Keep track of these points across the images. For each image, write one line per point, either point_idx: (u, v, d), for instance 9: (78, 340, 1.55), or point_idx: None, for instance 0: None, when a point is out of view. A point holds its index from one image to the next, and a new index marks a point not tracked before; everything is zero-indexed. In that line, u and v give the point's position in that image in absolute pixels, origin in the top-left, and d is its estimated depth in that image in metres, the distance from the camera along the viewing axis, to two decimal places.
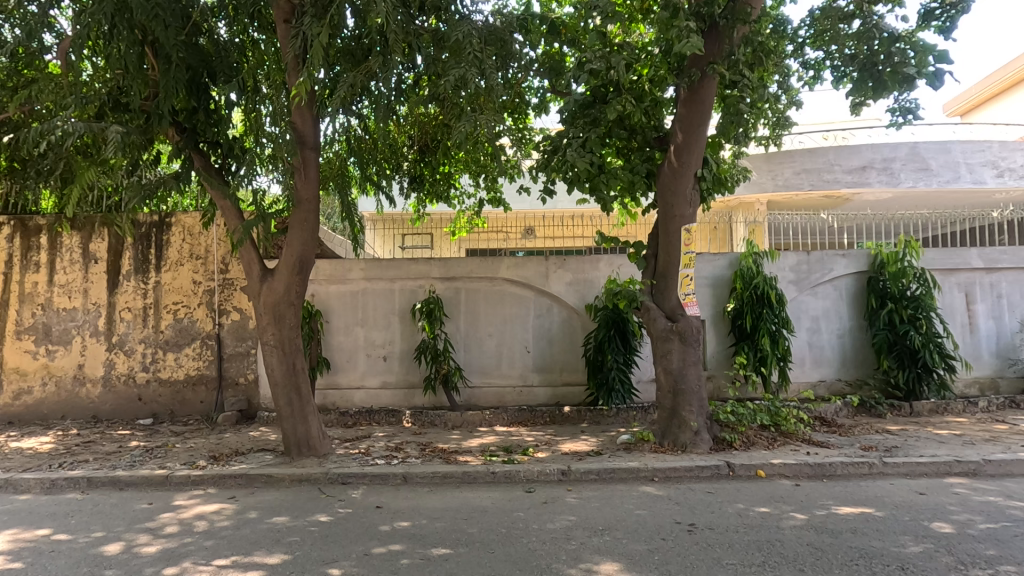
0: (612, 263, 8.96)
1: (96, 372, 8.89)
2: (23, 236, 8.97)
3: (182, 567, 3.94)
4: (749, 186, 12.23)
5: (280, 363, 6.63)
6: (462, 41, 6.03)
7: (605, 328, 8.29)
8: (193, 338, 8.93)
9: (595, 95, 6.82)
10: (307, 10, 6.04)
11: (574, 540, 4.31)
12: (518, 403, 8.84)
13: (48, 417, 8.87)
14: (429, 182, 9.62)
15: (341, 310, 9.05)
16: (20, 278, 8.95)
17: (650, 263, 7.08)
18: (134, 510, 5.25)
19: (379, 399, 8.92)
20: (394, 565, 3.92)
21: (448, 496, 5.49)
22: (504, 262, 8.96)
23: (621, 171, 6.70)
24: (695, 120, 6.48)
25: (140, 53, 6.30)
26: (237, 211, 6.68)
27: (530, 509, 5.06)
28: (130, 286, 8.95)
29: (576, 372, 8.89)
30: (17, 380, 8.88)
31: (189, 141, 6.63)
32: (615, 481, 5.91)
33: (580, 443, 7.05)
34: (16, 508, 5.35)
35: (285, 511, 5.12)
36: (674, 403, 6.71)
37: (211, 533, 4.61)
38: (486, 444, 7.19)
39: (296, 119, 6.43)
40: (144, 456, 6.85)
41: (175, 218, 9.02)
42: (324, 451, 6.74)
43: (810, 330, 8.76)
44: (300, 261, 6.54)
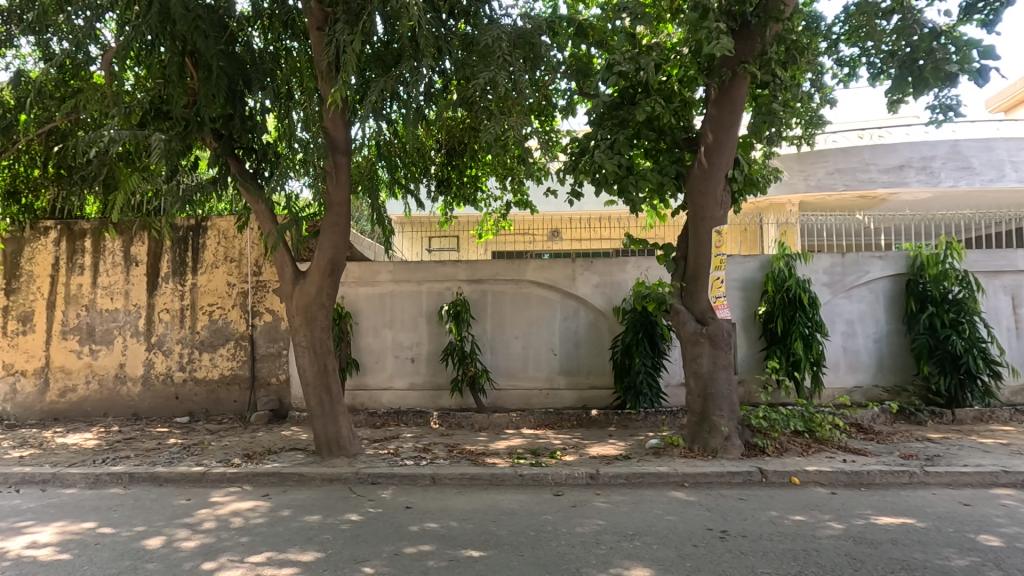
0: (640, 265, 8.89)
1: (136, 371, 9.20)
2: (69, 240, 9.35)
3: (220, 562, 4.05)
4: (780, 187, 11.98)
5: (312, 364, 6.75)
6: (491, 45, 6.09)
7: (633, 331, 8.21)
8: (228, 338, 9.16)
9: (623, 96, 6.79)
10: (340, 17, 6.18)
11: (603, 544, 4.29)
12: (544, 405, 8.82)
13: (91, 414, 9.21)
14: (456, 185, 9.70)
15: (370, 312, 9.18)
16: (66, 279, 9.33)
17: (679, 265, 6.98)
18: (173, 505, 5.42)
19: (406, 400, 9.02)
20: (424, 566, 3.95)
21: (476, 498, 5.52)
22: (531, 265, 8.98)
23: (651, 173, 6.54)
24: (726, 119, 6.40)
25: (182, 64, 6.51)
26: (271, 216, 6.85)
27: (559, 512, 5.04)
28: (168, 288, 9.24)
29: (603, 375, 8.83)
30: (63, 378, 9.25)
31: (227, 148, 6.77)
32: (644, 485, 5.85)
33: (608, 447, 7.01)
34: (63, 502, 5.57)
35: (317, 509, 5.22)
36: (705, 408, 6.61)
37: (247, 529, 4.73)
38: (513, 446, 7.20)
39: (329, 123, 6.55)
40: (181, 453, 7.05)
41: (211, 222, 9.29)
42: (354, 451, 6.84)
43: (845, 334, 8.52)
44: (331, 263, 6.66)
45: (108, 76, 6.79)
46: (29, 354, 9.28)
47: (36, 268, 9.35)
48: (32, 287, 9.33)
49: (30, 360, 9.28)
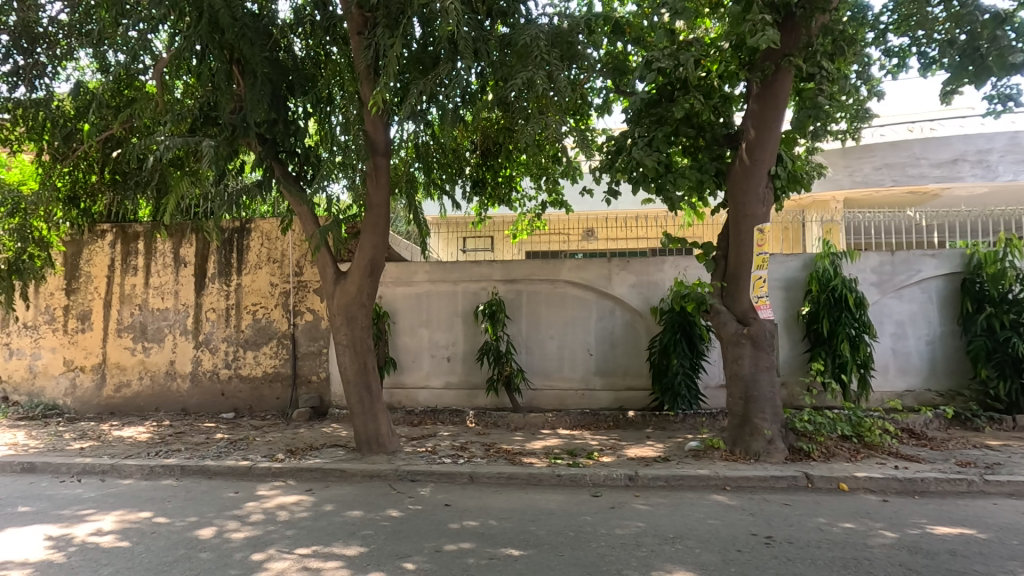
0: (678, 265, 8.74)
1: (185, 368, 9.57)
2: (123, 242, 9.81)
3: (268, 553, 4.18)
4: (823, 183, 11.61)
5: (353, 362, 6.90)
6: (529, 45, 6.11)
7: (671, 331, 8.07)
8: (270, 337, 9.43)
9: (661, 93, 6.71)
10: (380, 21, 6.30)
11: (643, 546, 4.24)
12: (579, 406, 8.77)
13: (144, 409, 9.64)
14: (491, 186, 9.75)
15: (407, 312, 9.32)
16: (120, 280, 9.79)
17: (720, 264, 6.84)
18: (222, 498, 5.62)
19: (442, 398, 9.12)
20: (465, 563, 3.99)
21: (514, 497, 5.53)
22: (566, 264, 8.94)
23: (690, 170, 6.46)
24: (768, 115, 6.24)
25: (229, 71, 6.74)
26: (313, 217, 7.03)
27: (597, 514, 5.01)
28: (215, 288, 9.58)
29: (639, 376, 8.72)
30: (118, 374, 9.70)
31: (270, 152, 6.96)
32: (684, 488, 5.76)
33: (645, 449, 6.92)
34: (121, 492, 5.85)
35: (358, 505, 5.32)
36: (746, 410, 6.46)
37: (292, 523, 4.86)
38: (550, 446, 7.19)
39: (369, 126, 6.68)
40: (228, 448, 7.31)
41: (255, 224, 9.58)
42: (393, 448, 6.94)
43: (895, 336, 8.20)
44: (371, 263, 6.79)
45: (159, 84, 7.08)
46: (87, 350, 9.77)
47: (94, 270, 9.86)
48: (90, 287, 9.84)
49: (89, 356, 9.77)
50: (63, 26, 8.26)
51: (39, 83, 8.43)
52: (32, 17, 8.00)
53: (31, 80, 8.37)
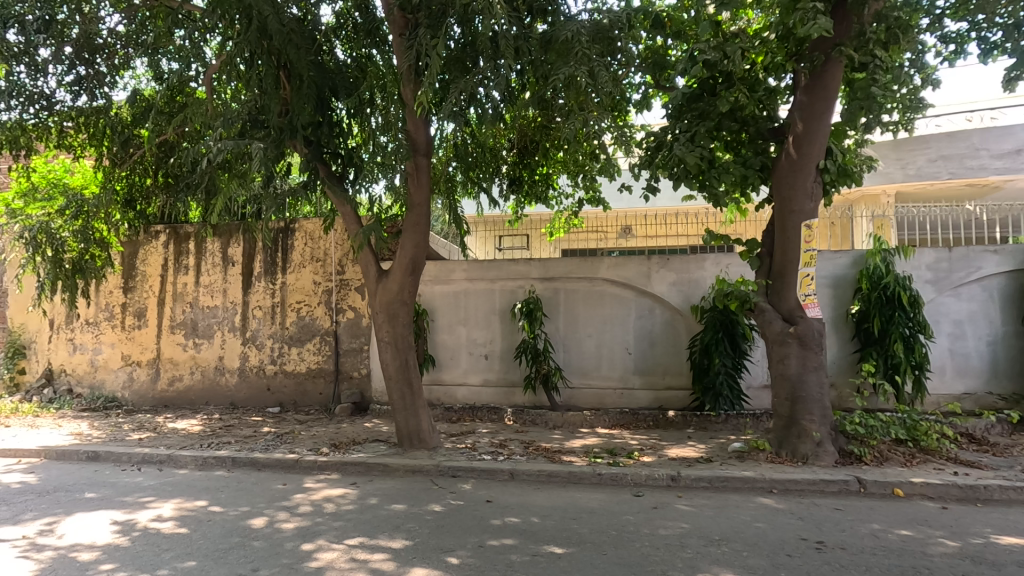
0: (720, 262, 8.54)
1: (233, 363, 9.93)
2: (176, 243, 10.24)
3: (317, 544, 4.29)
4: (874, 177, 11.16)
5: (394, 359, 7.02)
6: (571, 41, 6.11)
7: (712, 330, 7.89)
8: (314, 334, 9.69)
9: (702, 87, 6.56)
10: (422, 22, 6.40)
11: (689, 548, 4.18)
12: (618, 405, 8.69)
13: (195, 402, 10.04)
14: (528, 184, 9.75)
15: (445, 310, 9.43)
16: (173, 279, 10.22)
17: (764, 261, 6.66)
18: (272, 489, 5.81)
19: (480, 396, 9.18)
20: (508, 559, 4.01)
21: (555, 495, 5.53)
22: (604, 262, 8.87)
23: (734, 165, 6.34)
24: (818, 107, 6.04)
25: (277, 76, 6.93)
26: (356, 217, 7.19)
27: (640, 513, 4.96)
28: (261, 287, 9.90)
29: (679, 375, 8.58)
30: (171, 368, 10.14)
31: (315, 154, 7.12)
32: (728, 490, 5.65)
33: (687, 450, 6.80)
34: (177, 481, 6.12)
35: (401, 499, 5.42)
36: (793, 411, 6.28)
37: (338, 515, 4.98)
38: (589, 445, 7.16)
39: (409, 126, 6.80)
40: (275, 441, 7.55)
41: (299, 224, 9.85)
42: (433, 444, 7.04)
43: (953, 336, 7.82)
44: (412, 262, 6.90)
45: (210, 89, 7.35)
46: (143, 345, 10.25)
47: (149, 269, 10.32)
48: (145, 286, 10.31)
49: (144, 351, 10.24)
50: (121, 37, 8.63)
51: (99, 92, 8.84)
52: (92, 29, 8.28)
53: (92, 89, 8.78)
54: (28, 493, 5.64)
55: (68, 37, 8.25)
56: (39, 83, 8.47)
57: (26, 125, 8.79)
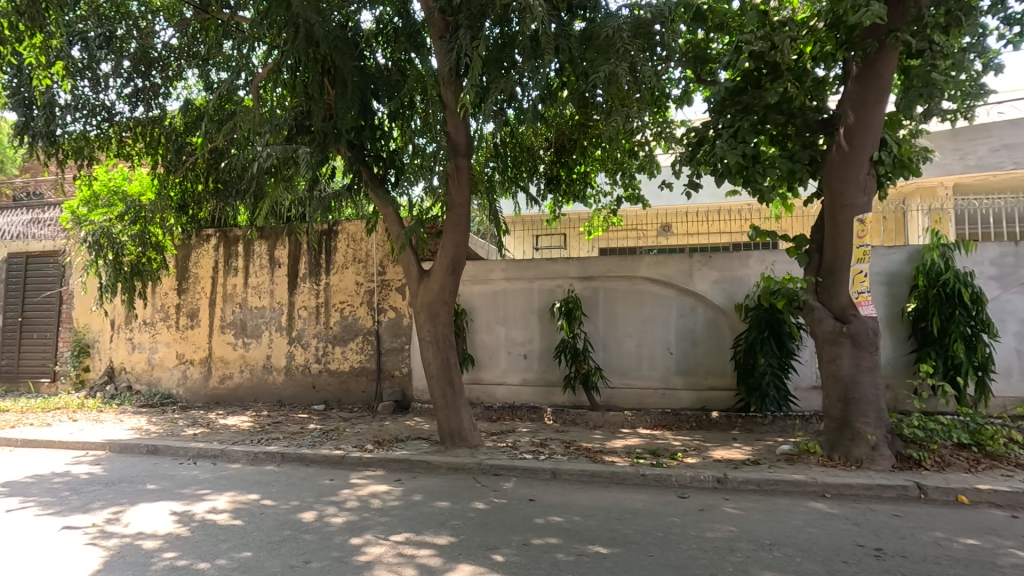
0: (765, 259, 8.30)
1: (280, 362, 10.24)
2: (225, 246, 10.64)
3: (365, 538, 4.39)
4: (930, 168, 10.63)
5: (436, 358, 7.10)
6: (611, 37, 6.05)
7: (757, 329, 7.68)
8: (357, 333, 9.90)
9: (746, 80, 6.38)
10: (462, 23, 6.46)
11: (738, 552, 4.08)
12: (659, 405, 8.56)
13: (244, 400, 10.40)
14: (566, 183, 9.68)
15: (484, 310, 9.49)
16: (223, 280, 10.62)
17: (813, 258, 6.45)
18: (320, 484, 5.97)
19: (520, 395, 9.19)
20: (553, 558, 4.00)
21: (598, 495, 5.49)
22: (644, 261, 8.76)
23: (780, 159, 6.14)
24: (870, 96, 5.79)
25: (321, 82, 7.08)
26: (398, 218, 7.32)
27: (686, 515, 4.87)
28: (306, 288, 10.19)
29: (723, 375, 8.38)
30: (221, 366, 10.54)
31: (358, 157, 7.28)
32: (778, 493, 5.49)
33: (733, 451, 6.65)
34: (231, 475, 6.37)
35: (445, 496, 5.48)
36: (845, 413, 6.05)
37: (385, 511, 5.08)
38: (631, 446, 7.07)
39: (450, 127, 6.87)
40: (322, 437, 7.76)
41: (342, 226, 10.10)
42: (474, 443, 7.10)
43: (1020, 335, 7.38)
44: (452, 262, 6.98)
45: (257, 98, 7.59)
46: (196, 344, 10.69)
47: (201, 271, 10.76)
48: (197, 287, 10.76)
49: (197, 350, 10.68)
50: (174, 50, 8.98)
51: (155, 102, 9.30)
52: (148, 42, 8.80)
53: (148, 101, 9.24)
54: (95, 484, 5.97)
55: (126, 52, 8.75)
56: (100, 96, 8.96)
57: (89, 137, 9.29)
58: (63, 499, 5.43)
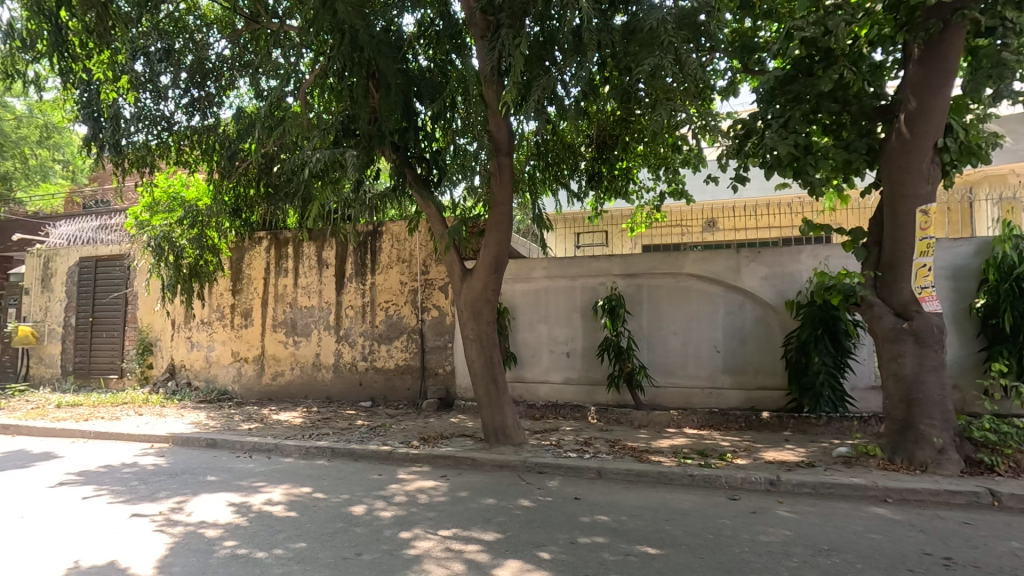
0: (817, 254, 7.98)
1: (329, 360, 10.54)
2: (276, 247, 11.04)
3: (414, 532, 4.46)
4: (999, 155, 9.99)
5: (479, 356, 7.14)
6: (655, 29, 5.90)
7: (811, 326, 7.37)
8: (401, 332, 10.09)
9: (797, 68, 6.11)
10: (503, 23, 6.44)
11: (794, 556, 3.93)
12: (707, 405, 8.35)
13: (295, 396, 10.75)
14: (607, 179, 9.50)
15: (526, 308, 9.49)
16: (275, 281, 11.01)
17: (871, 252, 6.16)
18: (369, 479, 6.11)
19: (563, 393, 9.14)
20: (601, 557, 3.97)
21: (644, 495, 5.41)
22: (690, 257, 8.57)
23: (834, 150, 5.96)
24: (934, 80, 5.49)
25: (365, 87, 7.21)
26: (441, 218, 7.41)
27: (737, 517, 4.75)
28: (353, 288, 10.45)
29: (773, 375, 8.10)
30: (273, 363, 10.93)
31: (403, 158, 7.42)
32: (835, 497, 5.27)
33: (785, 453, 6.44)
34: (284, 468, 6.60)
35: (491, 493, 5.52)
36: (908, 415, 5.75)
37: (432, 506, 5.15)
38: (678, 446, 6.93)
39: (492, 126, 6.90)
40: (369, 433, 7.94)
41: (386, 227, 10.31)
42: (518, 441, 7.12)
43: None
44: (495, 260, 7.02)
45: (305, 104, 7.84)
46: (250, 343, 11.12)
47: (254, 272, 11.19)
48: (251, 288, 11.19)
49: (251, 348, 11.11)
50: (226, 60, 9.35)
51: (210, 111, 9.73)
52: (204, 54, 9.20)
53: (204, 109, 9.66)
54: (160, 474, 6.29)
55: (184, 64, 9.13)
56: (160, 107, 9.43)
57: (151, 146, 9.76)
58: (132, 488, 5.75)
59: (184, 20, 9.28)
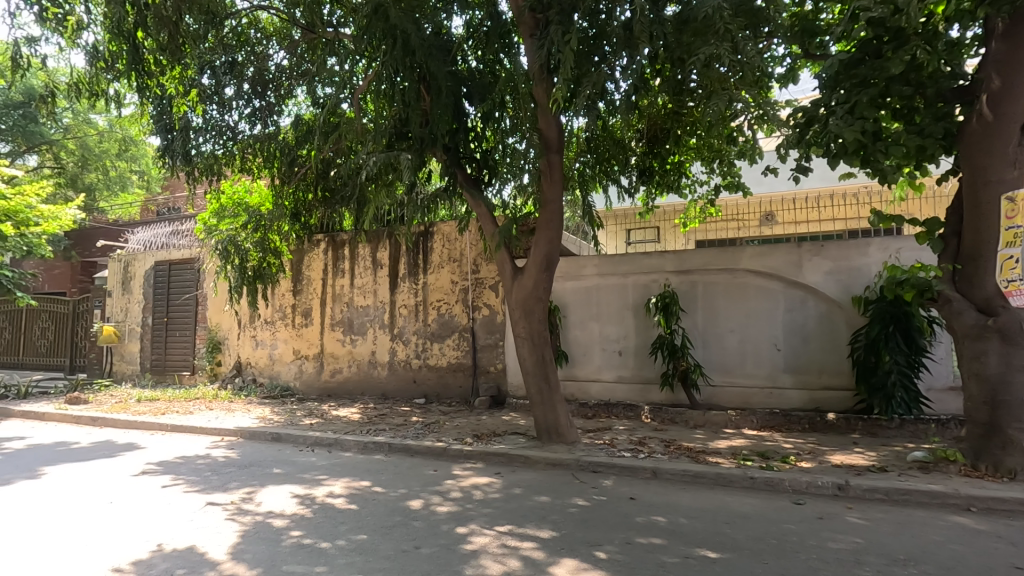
0: (887, 247, 7.54)
1: (384, 357, 10.82)
2: (333, 249, 11.47)
3: (470, 528, 4.52)
4: None
5: (531, 354, 7.14)
6: (711, 16, 5.62)
7: (880, 323, 6.99)
8: (453, 330, 10.24)
9: (864, 50, 5.79)
10: (552, 19, 6.41)
11: (867, 565, 3.74)
12: (767, 405, 8.05)
13: (352, 393, 11.10)
14: (659, 174, 9.24)
15: (577, 306, 9.43)
16: (333, 282, 11.42)
17: (950, 243, 5.76)
18: (425, 474, 6.24)
19: (615, 392, 9.03)
20: (659, 559, 3.89)
21: (703, 497, 5.27)
22: (747, 252, 8.27)
23: (906, 135, 5.58)
24: (1020, 57, 5.14)
25: (417, 90, 7.33)
26: (492, 217, 7.47)
27: (803, 523, 4.55)
28: (406, 287, 10.69)
29: (839, 374, 7.72)
30: (332, 361, 11.33)
31: (453, 159, 7.53)
32: (910, 504, 4.97)
33: (854, 456, 6.12)
34: (345, 462, 6.84)
35: (545, 491, 5.52)
36: (993, 418, 5.34)
37: (486, 502, 5.21)
38: (737, 447, 6.72)
39: (542, 124, 6.91)
40: (424, 430, 8.10)
41: (437, 228, 10.48)
42: (571, 439, 7.09)
43: None
44: (546, 258, 7.02)
45: (359, 110, 8.08)
46: (310, 341, 11.57)
47: (313, 273, 11.66)
48: (310, 288, 11.65)
49: (311, 346, 11.56)
50: (285, 70, 9.71)
51: (270, 120, 10.00)
52: (264, 65, 9.60)
53: (265, 118, 10.00)
54: (231, 466, 6.64)
55: (246, 75, 9.56)
56: (226, 118, 9.92)
57: (217, 155, 10.26)
58: (205, 478, 6.11)
59: (246, 33, 9.75)
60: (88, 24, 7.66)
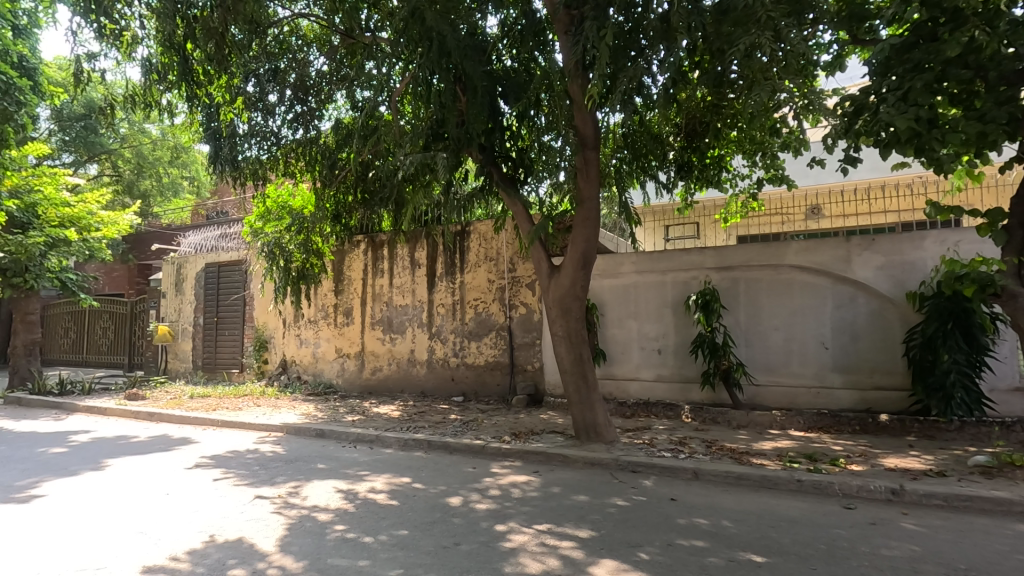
0: (944, 240, 7.17)
1: (423, 356, 10.97)
2: (373, 250, 11.73)
3: (509, 526, 4.54)
4: None
5: (569, 353, 7.10)
6: (752, 5, 5.57)
7: (937, 321, 6.65)
8: (490, 329, 10.29)
9: (918, 34, 5.48)
10: (588, 15, 6.35)
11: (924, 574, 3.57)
12: (814, 406, 7.77)
13: (392, 390, 11.31)
14: (698, 169, 9.08)
15: (614, 304, 9.33)
16: (373, 282, 11.66)
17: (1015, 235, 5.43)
18: (463, 472, 6.31)
19: (654, 391, 8.89)
20: (702, 561, 3.82)
21: (747, 499, 5.14)
22: (792, 247, 8.01)
23: (965, 121, 5.26)
24: None
25: (453, 91, 7.37)
26: (528, 216, 7.48)
27: (854, 528, 4.38)
28: (443, 286, 10.81)
29: (892, 374, 7.38)
30: (373, 359, 11.57)
31: (489, 159, 7.56)
32: (971, 511, 4.72)
33: (910, 460, 5.85)
34: (386, 459, 6.97)
35: (583, 490, 5.49)
36: None
37: (525, 501, 5.22)
38: (782, 448, 6.52)
39: (578, 121, 6.86)
40: (463, 427, 8.18)
41: (474, 227, 10.55)
42: (610, 438, 7.02)
43: None
44: (583, 256, 6.96)
45: (396, 113, 8.21)
46: (352, 340, 11.85)
47: (354, 273, 11.95)
48: (352, 288, 11.94)
49: (352, 345, 11.84)
50: (325, 75, 9.91)
51: (311, 124, 10.25)
52: (305, 71, 9.81)
53: (306, 123, 10.23)
54: (278, 461, 6.87)
55: (288, 82, 9.78)
56: (270, 124, 10.21)
57: (262, 161, 10.58)
58: (254, 472, 6.33)
59: (288, 41, 10.01)
60: (142, 38, 8.05)
